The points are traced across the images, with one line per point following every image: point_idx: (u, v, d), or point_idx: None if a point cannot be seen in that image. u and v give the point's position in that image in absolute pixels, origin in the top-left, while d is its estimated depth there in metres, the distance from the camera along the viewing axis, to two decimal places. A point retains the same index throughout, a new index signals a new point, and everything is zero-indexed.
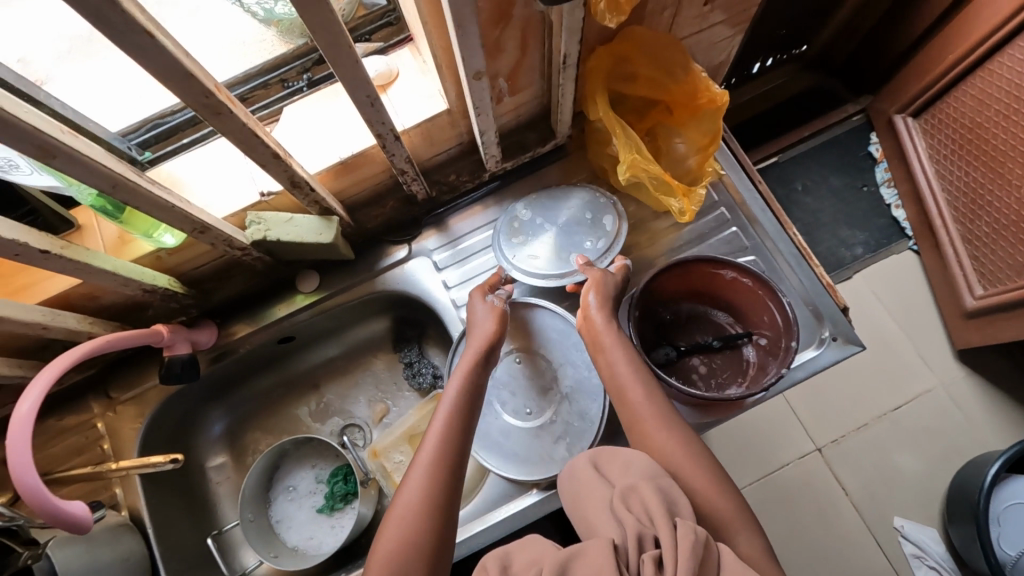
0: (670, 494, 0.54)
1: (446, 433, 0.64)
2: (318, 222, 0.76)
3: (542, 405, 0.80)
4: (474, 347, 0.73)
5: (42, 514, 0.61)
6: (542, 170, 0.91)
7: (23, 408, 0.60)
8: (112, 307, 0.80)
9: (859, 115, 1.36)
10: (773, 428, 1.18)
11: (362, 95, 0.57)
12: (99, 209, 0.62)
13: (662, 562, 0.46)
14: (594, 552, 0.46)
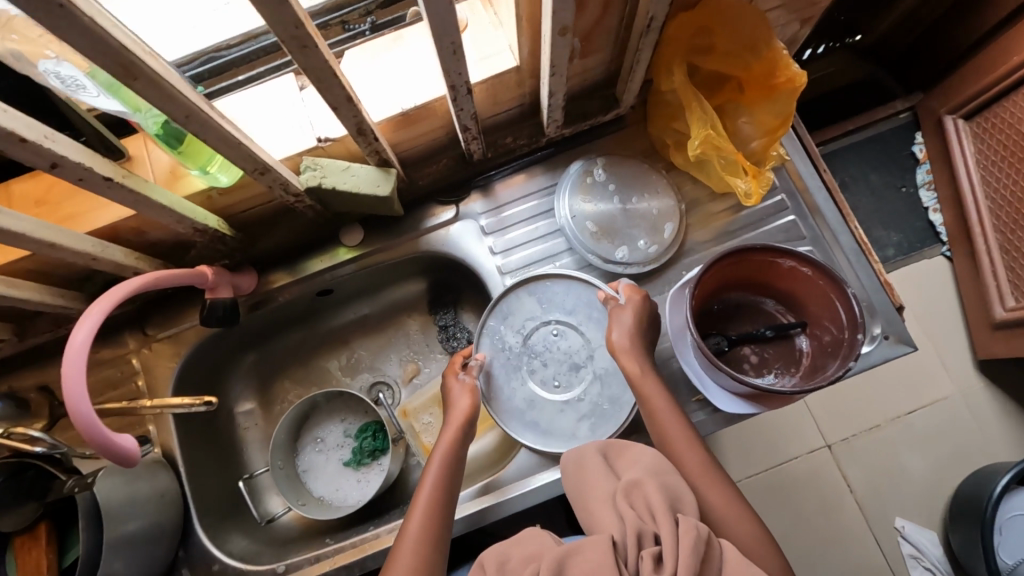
0: (675, 491, 0.55)
1: (431, 509, 0.64)
2: (376, 173, 0.72)
3: (575, 381, 0.79)
4: (454, 420, 0.72)
5: (94, 445, 0.58)
6: (598, 140, 0.88)
7: (79, 339, 0.57)
8: (157, 243, 0.78)
9: (906, 112, 1.30)
10: (787, 424, 1.17)
11: (447, 42, 0.54)
12: (161, 139, 0.61)
13: (661, 559, 0.47)
14: (592, 550, 0.47)
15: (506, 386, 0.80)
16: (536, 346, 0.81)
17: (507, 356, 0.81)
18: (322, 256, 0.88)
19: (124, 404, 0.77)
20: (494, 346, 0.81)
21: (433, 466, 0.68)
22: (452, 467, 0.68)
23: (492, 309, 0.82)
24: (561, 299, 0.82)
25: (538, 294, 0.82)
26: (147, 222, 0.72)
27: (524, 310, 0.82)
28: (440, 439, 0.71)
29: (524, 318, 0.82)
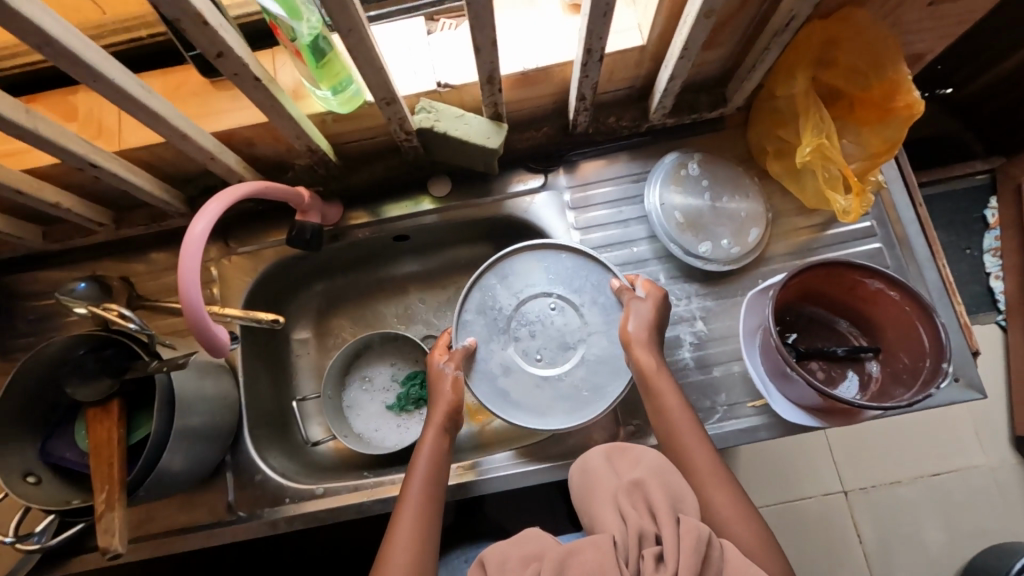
0: (674, 495, 0.59)
1: (419, 504, 0.68)
2: (487, 126, 0.73)
3: (561, 359, 0.79)
4: (435, 415, 0.75)
5: (193, 331, 0.61)
6: (696, 136, 0.89)
7: (199, 228, 0.60)
8: (262, 158, 0.81)
9: (984, 174, 1.23)
10: (807, 463, 1.15)
11: (603, 3, 0.55)
12: (308, 56, 0.62)
13: (661, 557, 0.50)
14: (592, 548, 0.51)
15: (489, 345, 0.80)
16: (531, 315, 0.81)
17: (499, 317, 0.81)
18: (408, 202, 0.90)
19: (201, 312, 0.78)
20: (487, 302, 0.82)
21: (418, 461, 0.72)
22: (436, 461, 0.72)
23: (494, 267, 0.83)
24: (568, 274, 0.82)
25: (546, 263, 0.83)
26: (263, 134, 0.75)
27: (526, 277, 0.82)
28: (425, 436, 0.74)
29: (523, 286, 0.82)
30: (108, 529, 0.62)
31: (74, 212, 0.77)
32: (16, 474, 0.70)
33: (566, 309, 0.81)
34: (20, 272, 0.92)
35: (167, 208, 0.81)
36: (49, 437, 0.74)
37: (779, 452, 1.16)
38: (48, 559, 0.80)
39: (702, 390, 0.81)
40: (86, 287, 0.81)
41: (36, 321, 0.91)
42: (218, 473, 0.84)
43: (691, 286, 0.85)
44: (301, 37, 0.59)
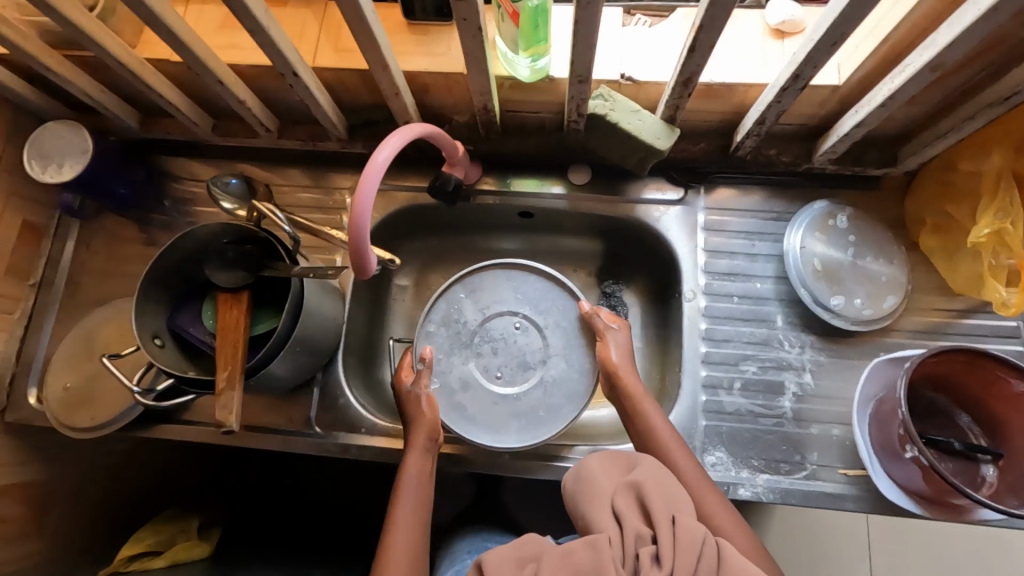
0: (674, 492, 0.51)
1: (406, 533, 0.68)
2: (661, 126, 0.73)
3: (518, 377, 0.82)
4: (417, 436, 0.75)
5: (349, 249, 0.64)
6: (848, 190, 0.86)
7: (383, 157, 0.62)
8: (429, 105, 0.84)
9: None
10: (845, 554, 1.09)
11: (835, 35, 0.55)
12: (528, 20, 0.64)
13: (661, 560, 0.45)
14: (586, 550, 0.46)
15: (449, 358, 0.84)
16: (493, 333, 0.85)
17: (461, 331, 0.85)
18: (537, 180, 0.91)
19: (325, 232, 0.81)
20: (452, 316, 0.86)
21: (404, 489, 0.72)
22: (421, 487, 0.73)
23: (463, 280, 0.86)
24: (536, 296, 0.85)
25: (515, 284, 0.86)
26: (442, 83, 0.78)
27: (496, 295, 0.86)
28: (408, 462, 0.74)
29: (489, 303, 0.86)
30: (227, 405, 0.67)
31: (253, 113, 0.82)
32: (146, 334, 0.74)
33: (530, 331, 0.84)
34: (176, 155, 0.98)
35: (330, 129, 0.86)
36: (179, 309, 0.79)
37: (819, 535, 1.10)
38: (141, 420, 0.85)
39: (793, 443, 0.79)
40: (236, 184, 0.90)
41: (178, 203, 0.98)
42: (307, 387, 0.88)
43: (807, 336, 0.83)
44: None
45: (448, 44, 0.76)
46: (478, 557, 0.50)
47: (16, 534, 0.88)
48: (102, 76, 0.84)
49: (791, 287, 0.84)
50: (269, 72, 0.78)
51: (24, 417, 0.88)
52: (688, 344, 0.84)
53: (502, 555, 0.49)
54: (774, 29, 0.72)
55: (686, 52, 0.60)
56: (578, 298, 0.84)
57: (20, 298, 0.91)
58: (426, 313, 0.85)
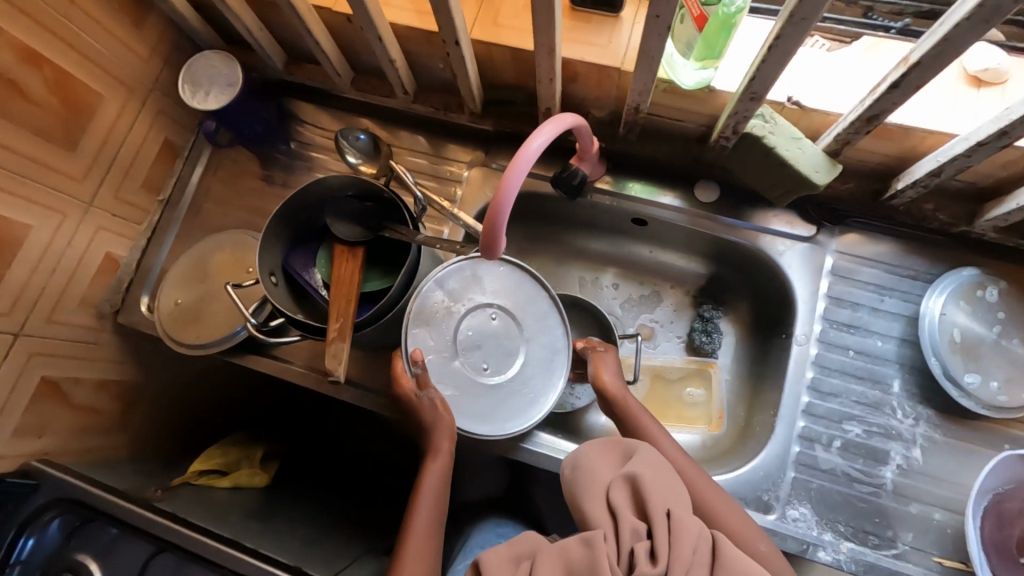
0: (669, 485, 0.54)
1: (424, 534, 0.72)
2: (822, 159, 0.68)
3: (503, 363, 0.79)
4: (440, 442, 0.76)
5: (485, 228, 0.62)
6: (1001, 262, 0.79)
7: (538, 144, 0.59)
8: (571, 95, 0.82)
9: None
10: None
11: None
12: (717, 21, 0.61)
13: (655, 555, 0.49)
14: (579, 547, 0.50)
15: (438, 357, 0.79)
16: (470, 327, 0.79)
17: (441, 325, 0.79)
18: (648, 188, 0.87)
19: (447, 207, 0.79)
20: (429, 312, 0.79)
21: (424, 494, 0.75)
22: (439, 493, 0.76)
23: (433, 276, 0.79)
24: (509, 287, 0.81)
25: (489, 275, 0.81)
26: (596, 75, 0.76)
27: (471, 289, 0.80)
28: (430, 468, 0.76)
29: (467, 296, 0.80)
30: (336, 355, 0.70)
31: (397, 72, 0.83)
32: (265, 270, 0.77)
33: (506, 320, 0.80)
34: (307, 100, 1.00)
35: (467, 101, 0.85)
36: (294, 250, 0.81)
37: None
38: (234, 348, 0.88)
39: (887, 517, 0.74)
40: (364, 140, 0.91)
41: (300, 147, 1.00)
42: None
43: (925, 409, 0.77)
44: (728, 2, 0.59)
45: (610, 36, 0.74)
46: (478, 558, 0.55)
47: (105, 428, 0.94)
48: (262, 14, 0.87)
49: (915, 354, 0.79)
50: (424, 36, 0.79)
51: (132, 321, 0.93)
52: (789, 390, 0.80)
53: (503, 556, 0.54)
54: (972, 76, 0.66)
55: (888, 87, 0.55)
56: (546, 286, 0.81)
57: (147, 210, 0.96)
58: (409, 312, 0.78)
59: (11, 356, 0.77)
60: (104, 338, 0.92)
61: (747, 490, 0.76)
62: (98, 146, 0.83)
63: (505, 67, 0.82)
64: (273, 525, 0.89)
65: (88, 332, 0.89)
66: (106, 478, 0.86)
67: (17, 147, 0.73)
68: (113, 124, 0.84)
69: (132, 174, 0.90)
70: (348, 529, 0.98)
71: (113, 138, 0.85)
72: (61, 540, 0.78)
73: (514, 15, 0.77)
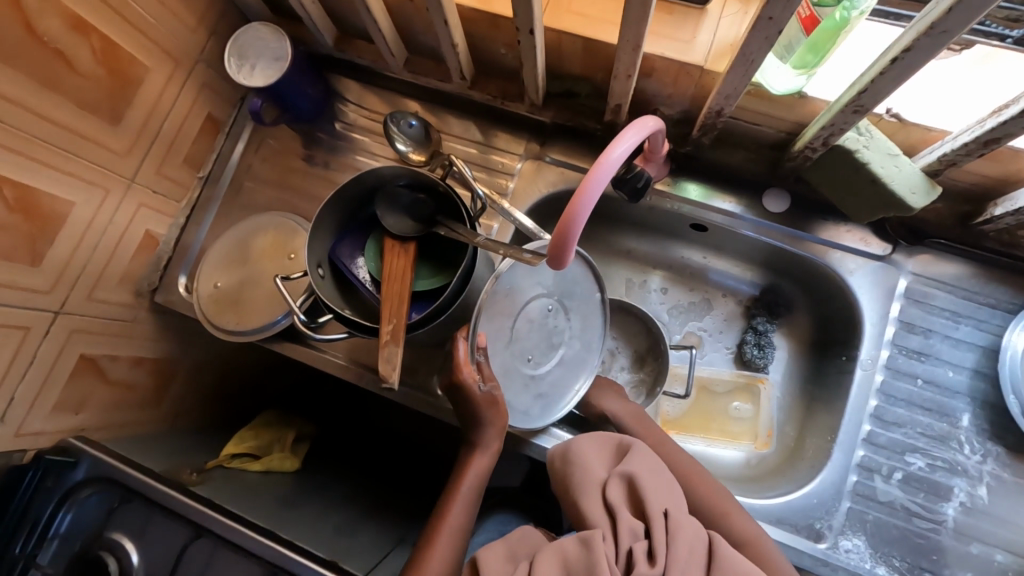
0: (662, 486, 0.60)
1: (458, 522, 0.71)
2: (919, 179, 0.63)
3: (545, 355, 0.76)
4: (491, 440, 0.74)
5: (555, 240, 0.58)
6: None
7: (620, 151, 0.55)
8: (642, 90, 0.77)
9: None
10: None
11: None
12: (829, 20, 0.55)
13: (652, 553, 0.53)
14: (580, 547, 0.55)
15: (493, 346, 0.73)
16: (527, 318, 0.73)
17: (501, 315, 0.72)
18: (709, 192, 0.83)
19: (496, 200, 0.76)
20: (500, 297, 0.70)
21: (464, 485, 0.74)
22: (477, 487, 0.74)
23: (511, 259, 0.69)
24: (569, 278, 0.75)
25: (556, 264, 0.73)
26: (674, 72, 0.70)
27: (539, 277, 0.72)
28: (473, 460, 0.75)
29: (530, 284, 0.72)
30: (390, 360, 0.67)
31: (458, 57, 0.78)
32: (313, 262, 0.74)
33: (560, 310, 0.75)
34: (354, 79, 0.96)
35: (529, 90, 0.80)
36: (341, 240, 0.77)
37: None
38: (274, 335, 0.86)
39: (945, 555, 0.71)
40: (416, 127, 0.86)
41: (346, 128, 0.95)
42: (437, 348, 0.85)
43: (994, 445, 0.73)
44: (848, 6, 0.54)
45: (694, 30, 0.68)
46: (477, 557, 0.59)
47: (141, 405, 0.93)
48: None
49: (989, 388, 0.75)
50: (489, 19, 0.74)
51: (171, 300, 0.91)
52: (851, 416, 0.76)
53: (503, 553, 0.59)
54: None
55: (1022, 110, 0.50)
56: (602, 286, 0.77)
57: (188, 186, 0.93)
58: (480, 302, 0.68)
59: (53, 333, 0.75)
60: (142, 315, 0.90)
61: (801, 516, 0.74)
62: (143, 119, 0.80)
63: (573, 57, 0.77)
64: (307, 512, 0.88)
65: (127, 308, 0.87)
66: (143, 457, 0.84)
67: (64, 118, 0.69)
68: (159, 96, 0.81)
69: (175, 149, 0.87)
70: (380, 517, 0.97)
71: (158, 110, 0.82)
72: (100, 516, 0.77)
73: (590, 3, 0.72)
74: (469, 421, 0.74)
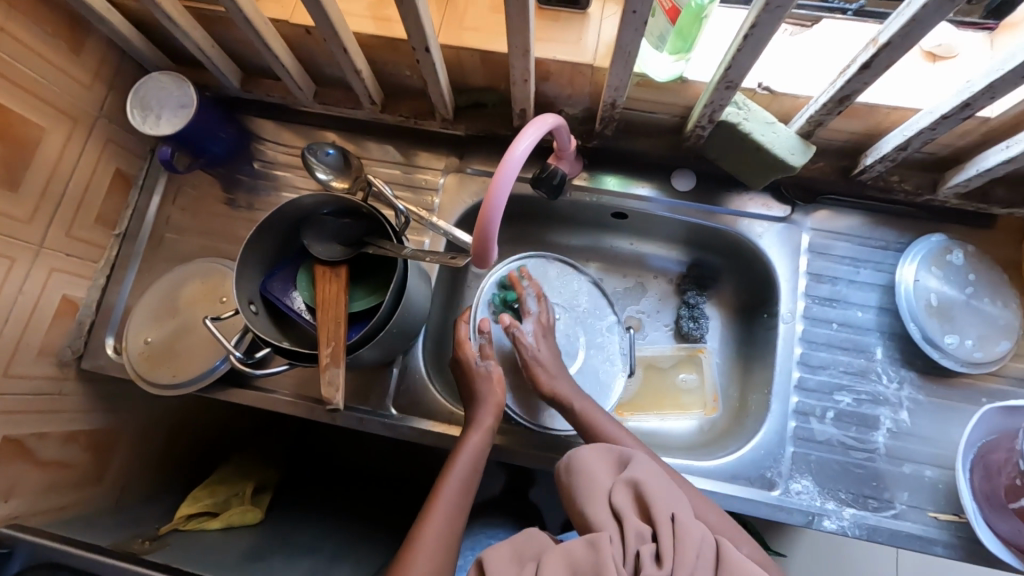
0: (671, 491, 0.54)
1: (451, 499, 0.67)
2: (796, 142, 0.70)
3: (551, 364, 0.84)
4: (485, 417, 0.73)
5: (477, 239, 0.62)
6: (963, 227, 0.84)
7: (523, 149, 0.59)
8: (544, 93, 0.82)
9: None
10: None
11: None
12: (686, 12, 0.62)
13: (660, 558, 0.48)
14: (584, 549, 0.49)
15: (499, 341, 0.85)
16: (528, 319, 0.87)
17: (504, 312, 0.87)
18: (626, 180, 0.88)
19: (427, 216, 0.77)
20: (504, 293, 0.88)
21: (459, 461, 0.70)
22: (476, 467, 0.70)
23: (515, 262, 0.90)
24: (570, 286, 0.89)
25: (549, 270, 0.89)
26: (568, 73, 0.75)
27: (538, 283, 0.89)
28: (469, 437, 0.72)
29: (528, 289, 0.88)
30: (332, 382, 0.68)
31: (364, 83, 0.81)
32: (243, 299, 0.73)
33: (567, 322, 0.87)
34: (266, 117, 0.96)
35: (438, 107, 0.84)
36: (271, 274, 0.77)
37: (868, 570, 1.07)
38: (214, 383, 0.83)
39: (883, 480, 0.76)
40: (333, 155, 0.86)
41: (264, 166, 0.95)
42: (387, 367, 0.85)
43: (907, 371, 0.80)
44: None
45: (579, 33, 0.73)
46: (480, 555, 0.52)
47: (80, 483, 0.87)
48: (213, 29, 0.83)
49: (894, 321, 0.82)
50: (388, 43, 0.77)
51: (99, 366, 0.87)
52: (782, 367, 0.82)
53: (505, 554, 0.52)
54: (926, 52, 0.69)
55: (860, 68, 0.56)
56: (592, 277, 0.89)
57: (104, 245, 0.90)
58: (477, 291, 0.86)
59: None
60: (69, 387, 0.85)
61: (753, 468, 0.78)
62: (44, 182, 0.77)
63: (475, 70, 0.81)
64: (277, 560, 0.85)
65: (51, 381, 0.82)
66: (87, 535, 0.79)
67: None
68: (59, 156, 0.79)
69: (85, 208, 0.84)
70: (356, 551, 0.94)
71: (60, 172, 0.79)
72: None
73: (482, 18, 0.76)
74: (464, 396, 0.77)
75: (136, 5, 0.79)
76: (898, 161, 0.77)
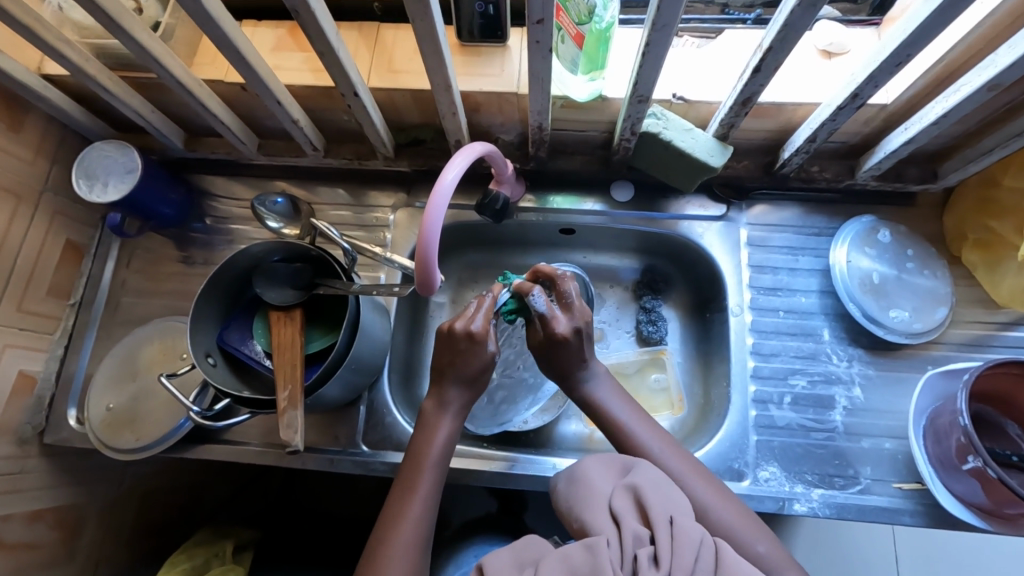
0: (672, 496, 0.52)
1: (429, 492, 0.66)
2: (714, 144, 0.75)
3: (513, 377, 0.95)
4: (454, 396, 0.70)
5: (420, 263, 0.64)
6: (887, 207, 0.89)
7: (452, 175, 0.62)
8: (479, 123, 0.86)
9: None
10: (882, 561, 1.07)
11: (900, 56, 0.58)
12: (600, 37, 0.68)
13: (658, 559, 0.46)
14: (582, 553, 0.47)
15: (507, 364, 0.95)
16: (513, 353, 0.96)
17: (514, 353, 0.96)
18: (570, 198, 0.92)
19: (376, 254, 0.77)
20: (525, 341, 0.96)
21: (431, 451, 0.68)
22: (448, 452, 0.69)
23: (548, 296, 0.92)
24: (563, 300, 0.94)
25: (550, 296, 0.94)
26: (497, 103, 0.80)
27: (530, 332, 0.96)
28: (439, 427, 0.70)
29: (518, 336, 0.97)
30: (290, 425, 0.68)
31: (304, 132, 0.84)
32: (200, 352, 0.73)
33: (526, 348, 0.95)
34: (216, 173, 0.99)
35: (378, 147, 0.87)
36: (228, 326, 0.78)
37: (856, 543, 1.09)
38: (180, 442, 0.82)
39: (846, 457, 0.78)
40: (282, 203, 0.88)
41: (216, 222, 0.97)
42: (353, 406, 0.86)
43: (855, 349, 0.83)
44: (598, 20, 0.67)
45: (501, 64, 0.78)
46: (480, 561, 0.51)
47: (50, 563, 0.84)
48: (153, 95, 0.85)
49: (836, 302, 0.86)
50: (322, 92, 0.81)
51: (61, 439, 0.85)
52: (736, 358, 0.85)
53: (507, 562, 0.49)
54: (821, 51, 0.74)
55: (753, 70, 0.61)
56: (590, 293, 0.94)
57: (58, 316, 0.90)
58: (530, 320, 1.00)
59: None
60: (32, 464, 0.83)
61: (720, 459, 0.79)
62: None
63: (408, 109, 0.85)
64: None
65: (12, 461, 0.80)
66: None
67: None
68: (5, 233, 0.79)
69: (36, 281, 0.85)
70: None
71: (8, 247, 0.80)
72: None
73: (408, 60, 0.80)
74: (433, 413, 0.71)
75: (74, 80, 0.82)
76: (813, 152, 0.82)
